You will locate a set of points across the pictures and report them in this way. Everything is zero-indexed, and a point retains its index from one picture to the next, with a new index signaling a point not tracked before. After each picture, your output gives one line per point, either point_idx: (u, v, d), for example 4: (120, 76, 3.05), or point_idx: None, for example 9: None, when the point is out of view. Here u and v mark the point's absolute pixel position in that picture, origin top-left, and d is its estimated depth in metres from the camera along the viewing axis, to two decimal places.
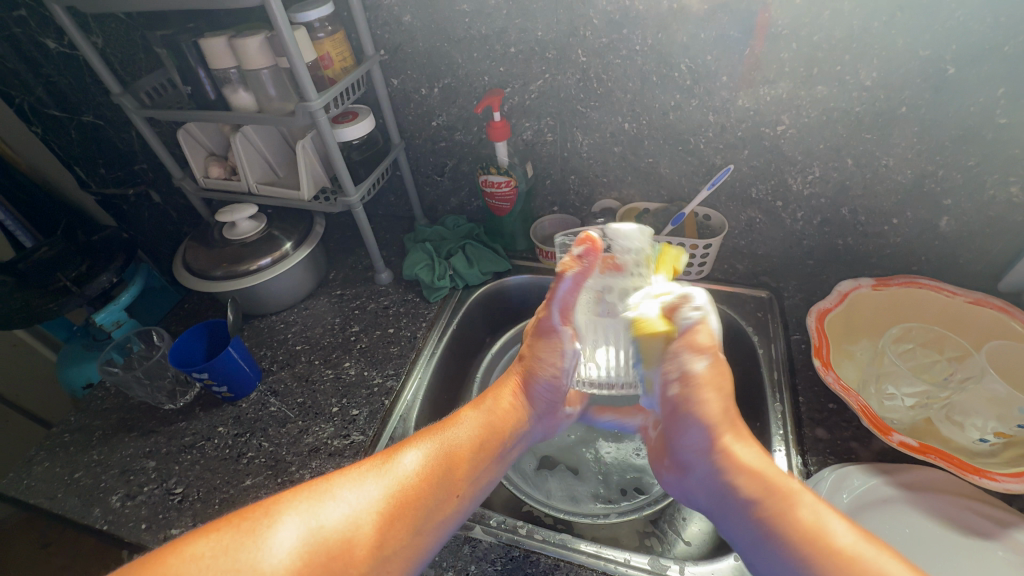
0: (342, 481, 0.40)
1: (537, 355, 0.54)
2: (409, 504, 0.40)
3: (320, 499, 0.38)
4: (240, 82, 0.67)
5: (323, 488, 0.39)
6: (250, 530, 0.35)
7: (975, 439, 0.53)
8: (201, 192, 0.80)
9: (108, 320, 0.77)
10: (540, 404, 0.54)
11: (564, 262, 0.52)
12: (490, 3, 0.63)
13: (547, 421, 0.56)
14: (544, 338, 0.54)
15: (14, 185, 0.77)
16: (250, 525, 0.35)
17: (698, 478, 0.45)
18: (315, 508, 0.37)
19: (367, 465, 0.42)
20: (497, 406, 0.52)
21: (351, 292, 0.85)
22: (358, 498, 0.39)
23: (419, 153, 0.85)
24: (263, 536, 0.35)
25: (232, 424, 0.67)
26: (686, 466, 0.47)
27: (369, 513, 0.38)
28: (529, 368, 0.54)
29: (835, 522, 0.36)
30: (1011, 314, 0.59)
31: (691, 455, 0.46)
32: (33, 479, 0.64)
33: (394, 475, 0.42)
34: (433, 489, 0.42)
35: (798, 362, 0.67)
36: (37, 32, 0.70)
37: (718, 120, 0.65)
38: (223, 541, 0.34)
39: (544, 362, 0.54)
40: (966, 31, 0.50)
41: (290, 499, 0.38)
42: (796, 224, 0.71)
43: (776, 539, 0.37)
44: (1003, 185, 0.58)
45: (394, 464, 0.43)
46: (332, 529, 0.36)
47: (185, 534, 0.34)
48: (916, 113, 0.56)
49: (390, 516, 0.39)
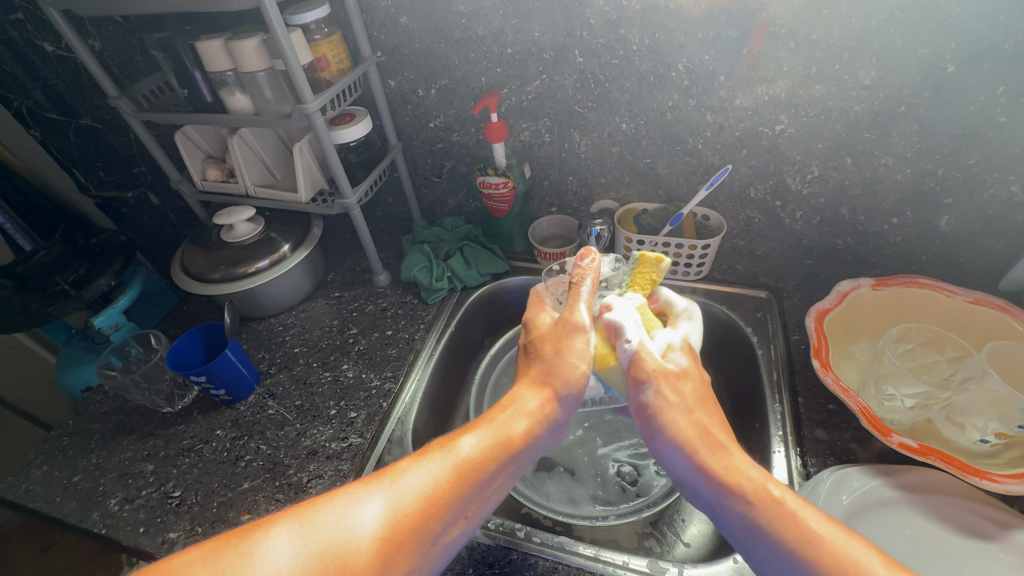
0: (342, 499, 0.39)
1: (563, 347, 0.54)
2: (412, 527, 0.39)
3: (319, 517, 0.37)
4: (237, 84, 0.67)
5: (324, 507, 0.38)
6: (246, 552, 0.34)
7: (976, 440, 0.53)
8: (198, 195, 0.80)
9: (105, 324, 0.77)
10: (562, 415, 0.51)
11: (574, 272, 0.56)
12: (488, 4, 0.63)
13: (560, 434, 0.53)
14: (572, 336, 0.54)
15: (12, 188, 0.77)
16: (243, 548, 0.35)
17: (689, 495, 0.45)
18: (313, 529, 0.37)
19: (371, 480, 0.41)
20: (512, 415, 0.49)
21: (349, 294, 0.85)
22: (360, 518, 0.38)
23: (416, 154, 0.85)
24: (259, 559, 0.34)
25: (230, 427, 0.67)
26: (676, 483, 0.47)
27: (371, 536, 0.37)
28: (554, 369, 0.52)
29: (815, 526, 0.37)
30: (1013, 313, 0.59)
31: (678, 475, 0.46)
32: (31, 483, 0.64)
33: (399, 491, 0.40)
34: (440, 510, 0.40)
35: (797, 363, 0.67)
36: (34, 35, 0.70)
37: (716, 119, 0.64)
38: (216, 563, 0.33)
39: (571, 363, 0.52)
40: (965, 29, 0.50)
41: (293, 518, 0.37)
42: (795, 224, 0.71)
43: (767, 553, 0.38)
44: (1003, 183, 0.58)
45: (402, 479, 0.41)
46: (330, 550, 0.36)
47: (176, 554, 0.34)
48: (915, 112, 0.56)
49: (391, 540, 0.38)
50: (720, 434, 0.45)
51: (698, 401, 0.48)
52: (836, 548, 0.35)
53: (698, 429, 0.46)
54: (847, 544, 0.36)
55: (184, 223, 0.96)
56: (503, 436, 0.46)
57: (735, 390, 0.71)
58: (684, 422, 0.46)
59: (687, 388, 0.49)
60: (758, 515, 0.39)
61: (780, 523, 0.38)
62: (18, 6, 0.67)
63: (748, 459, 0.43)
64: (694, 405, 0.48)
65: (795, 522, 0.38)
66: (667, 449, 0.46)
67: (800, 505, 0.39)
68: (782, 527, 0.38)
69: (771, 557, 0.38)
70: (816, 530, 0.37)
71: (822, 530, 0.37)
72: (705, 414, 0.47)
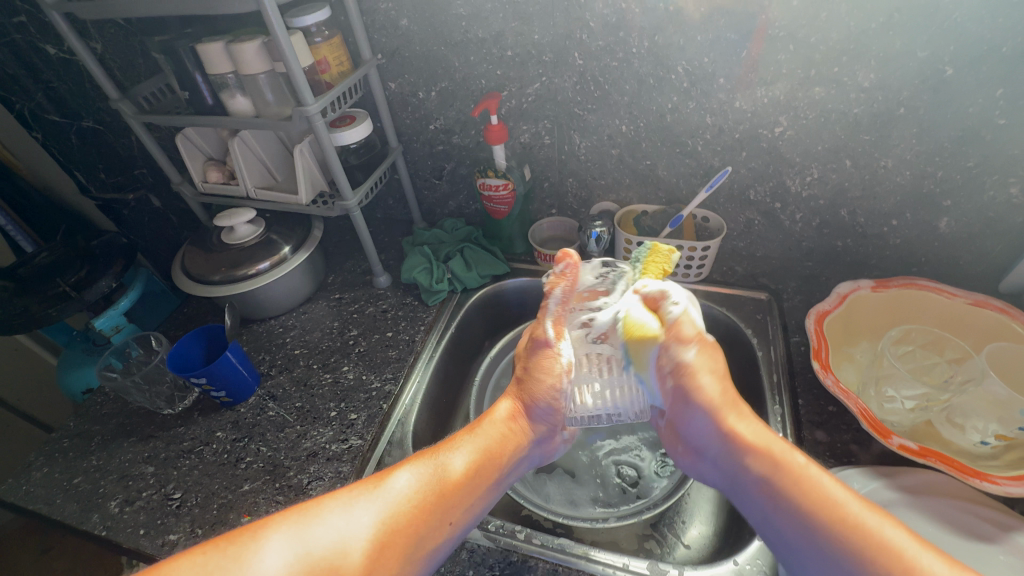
0: (330, 504, 0.40)
1: (536, 367, 0.54)
2: (398, 532, 0.39)
3: (308, 520, 0.38)
4: (237, 87, 0.67)
5: (312, 510, 0.39)
6: (235, 555, 0.35)
7: (976, 442, 0.52)
8: (199, 197, 0.80)
9: (107, 326, 0.78)
10: (541, 429, 0.53)
11: (550, 282, 0.57)
12: (488, 7, 0.63)
13: (546, 445, 0.55)
14: (541, 351, 0.54)
15: (14, 189, 0.78)
16: (231, 552, 0.35)
17: (710, 459, 0.49)
18: (303, 531, 0.37)
19: (358, 486, 0.42)
20: (495, 426, 0.51)
21: (350, 295, 0.85)
22: (347, 522, 0.39)
23: (417, 156, 0.85)
24: (247, 563, 0.35)
25: (230, 429, 0.67)
26: (698, 450, 0.51)
27: (357, 540, 0.38)
28: (526, 387, 0.54)
29: (833, 491, 0.40)
30: (1012, 316, 0.59)
31: (702, 440, 0.50)
32: (31, 484, 0.64)
33: (386, 497, 0.41)
34: (426, 515, 0.41)
35: (797, 364, 0.67)
36: (36, 38, 0.70)
37: (716, 121, 0.64)
38: (205, 567, 0.34)
39: (543, 380, 0.53)
40: (964, 32, 0.50)
41: (281, 522, 0.38)
42: (795, 226, 0.71)
43: (788, 516, 0.41)
44: (1003, 185, 0.58)
45: (389, 486, 0.42)
46: (318, 554, 0.36)
47: (166, 558, 0.34)
48: (915, 114, 0.56)
49: (378, 545, 0.38)
50: (744, 408, 0.49)
51: (720, 372, 0.51)
52: (857, 517, 0.38)
53: (728, 397, 0.49)
54: (858, 510, 0.39)
55: (184, 225, 0.96)
56: (486, 445, 0.48)
57: (735, 392, 0.71)
58: (712, 393, 0.50)
59: (716, 361, 0.52)
60: (784, 479, 0.42)
61: (805, 487, 0.41)
62: (20, 9, 0.68)
63: (769, 430, 0.47)
64: (716, 376, 0.51)
65: (817, 486, 0.41)
66: (695, 414, 0.50)
67: (816, 470, 0.42)
68: (802, 491, 0.41)
69: (793, 517, 0.41)
70: (835, 495, 0.40)
71: (840, 496, 0.40)
72: (732, 389, 0.50)
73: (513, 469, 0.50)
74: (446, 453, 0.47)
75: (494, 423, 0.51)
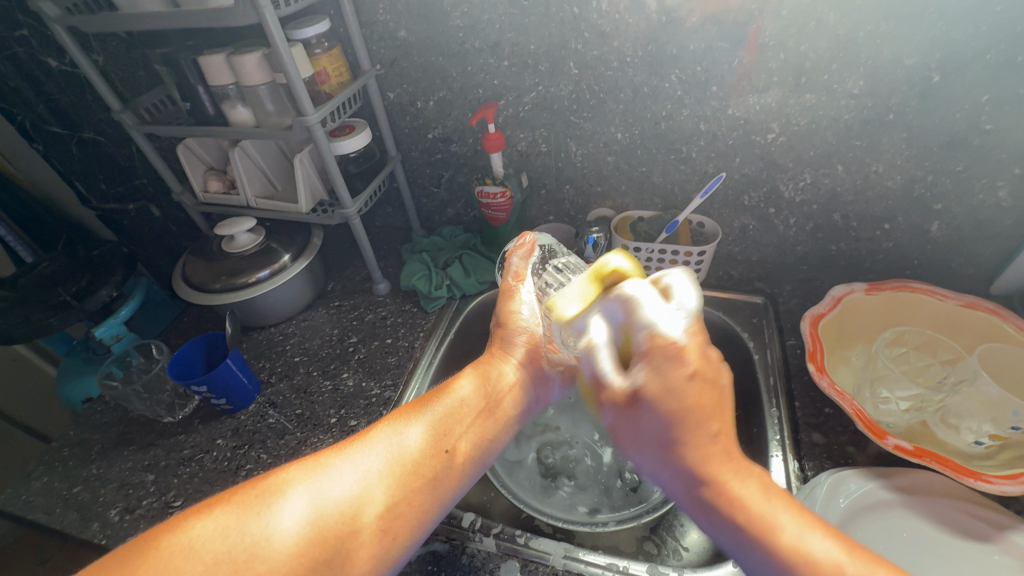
0: (337, 459, 0.40)
1: (505, 316, 0.58)
2: (408, 474, 0.41)
3: (317, 474, 0.38)
4: (238, 97, 0.68)
5: (320, 463, 0.39)
6: (245, 507, 0.35)
7: (970, 442, 0.53)
8: (200, 206, 0.81)
9: (107, 335, 0.77)
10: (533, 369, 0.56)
11: (507, 252, 0.60)
12: (484, 18, 0.65)
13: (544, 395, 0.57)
14: (505, 300, 0.58)
15: (13, 200, 0.79)
16: (242, 502, 0.35)
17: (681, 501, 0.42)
18: (312, 485, 0.37)
19: (365, 438, 0.42)
20: (498, 378, 0.53)
21: (349, 302, 0.86)
22: (353, 476, 0.39)
23: (415, 165, 0.86)
24: (262, 515, 0.34)
25: (230, 437, 0.67)
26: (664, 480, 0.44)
27: (368, 489, 0.38)
28: (506, 333, 0.57)
29: (784, 524, 0.36)
30: (1004, 317, 0.59)
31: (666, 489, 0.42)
32: (31, 494, 0.64)
33: (395, 448, 0.42)
34: (432, 461, 0.42)
35: (793, 367, 0.67)
36: (39, 51, 0.71)
37: (709, 128, 0.66)
38: (217, 522, 0.33)
39: (511, 326, 0.57)
40: (948, 39, 0.51)
41: (287, 475, 0.37)
42: (789, 230, 0.72)
43: (750, 555, 0.36)
44: (992, 189, 0.59)
45: (396, 437, 0.43)
46: (330, 507, 0.36)
47: (174, 517, 0.34)
48: (903, 120, 0.58)
49: (390, 493, 0.39)
50: (693, 451, 0.39)
51: (670, 415, 0.39)
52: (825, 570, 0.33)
53: (675, 440, 0.39)
54: (800, 537, 0.35)
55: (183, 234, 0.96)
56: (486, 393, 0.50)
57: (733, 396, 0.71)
58: (652, 450, 0.41)
59: (649, 412, 0.40)
60: (738, 528, 0.37)
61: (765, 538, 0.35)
62: (22, 23, 0.69)
63: (729, 458, 0.39)
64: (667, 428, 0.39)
65: (769, 532, 0.35)
66: (648, 466, 0.43)
67: (778, 513, 0.36)
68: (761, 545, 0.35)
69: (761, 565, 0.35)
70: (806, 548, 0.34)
71: (801, 541, 0.35)
72: (683, 432, 0.39)
73: (517, 416, 0.52)
74: (443, 399, 0.48)
75: (498, 374, 0.53)
